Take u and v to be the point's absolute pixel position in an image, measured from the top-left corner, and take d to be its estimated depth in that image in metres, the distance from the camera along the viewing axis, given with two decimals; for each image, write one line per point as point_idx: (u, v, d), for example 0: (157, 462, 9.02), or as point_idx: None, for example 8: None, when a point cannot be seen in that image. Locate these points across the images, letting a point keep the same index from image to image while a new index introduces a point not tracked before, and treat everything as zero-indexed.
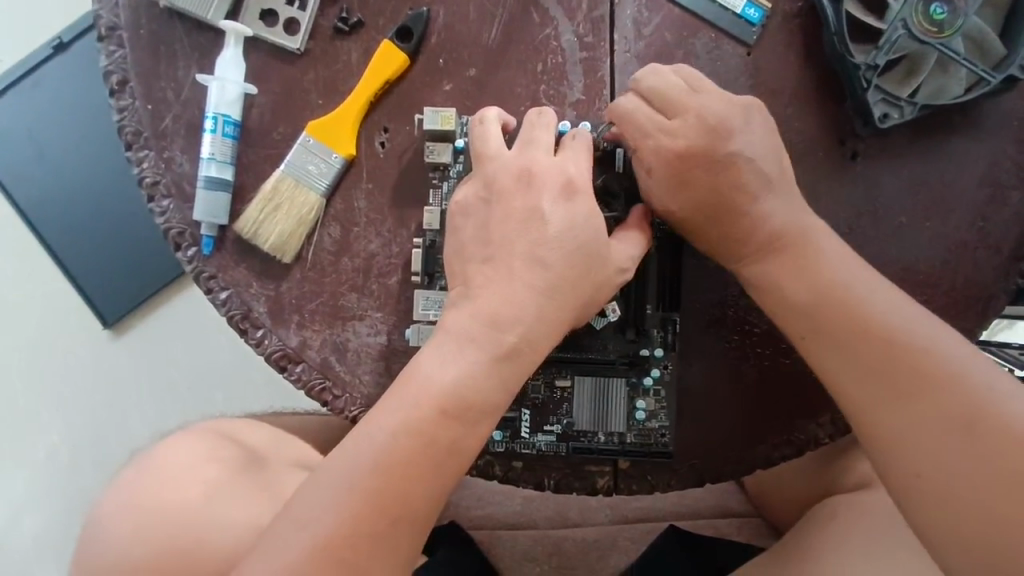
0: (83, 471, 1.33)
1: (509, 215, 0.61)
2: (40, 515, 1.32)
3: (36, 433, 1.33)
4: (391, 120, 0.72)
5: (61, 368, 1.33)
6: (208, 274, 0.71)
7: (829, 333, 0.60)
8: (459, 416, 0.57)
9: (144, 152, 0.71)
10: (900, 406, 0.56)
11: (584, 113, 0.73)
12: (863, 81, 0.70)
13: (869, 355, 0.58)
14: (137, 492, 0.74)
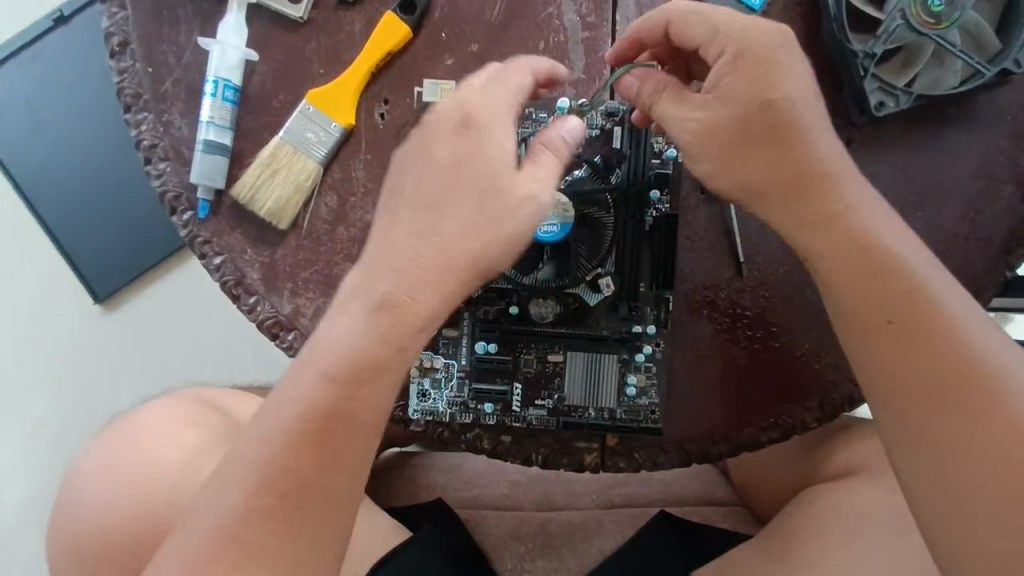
0: (69, 444, 1.32)
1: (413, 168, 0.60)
2: (25, 487, 1.31)
3: (23, 405, 1.32)
4: (391, 92, 0.73)
5: (49, 341, 1.33)
6: (202, 239, 0.71)
7: (904, 329, 0.56)
8: (349, 376, 0.56)
9: (142, 115, 0.71)
10: (961, 418, 0.54)
11: (584, 92, 0.73)
12: (860, 70, 0.71)
13: (939, 362, 0.55)
14: (118, 457, 0.76)
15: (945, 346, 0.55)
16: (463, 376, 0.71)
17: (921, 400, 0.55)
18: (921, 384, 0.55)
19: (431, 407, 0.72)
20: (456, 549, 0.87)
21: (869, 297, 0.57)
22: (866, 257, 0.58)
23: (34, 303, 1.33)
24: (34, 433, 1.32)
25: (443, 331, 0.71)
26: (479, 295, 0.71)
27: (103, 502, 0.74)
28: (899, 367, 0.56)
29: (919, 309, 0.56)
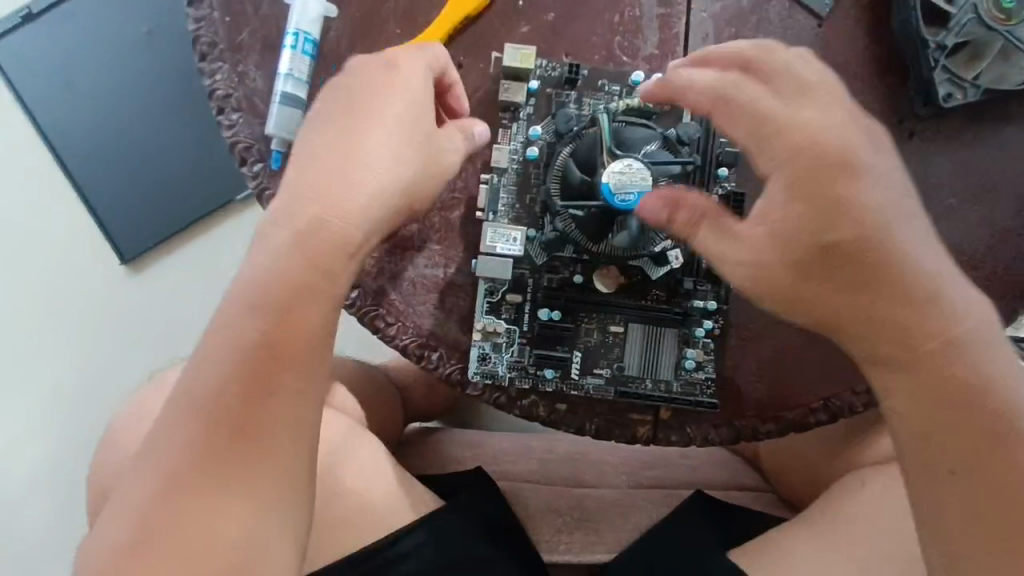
0: (84, 407, 1.27)
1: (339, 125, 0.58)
2: (35, 448, 1.26)
3: (38, 364, 1.27)
4: (466, 56, 0.73)
5: (65, 299, 1.28)
6: (271, 191, 0.70)
7: (914, 369, 0.56)
8: (289, 283, 0.55)
9: (217, 64, 0.70)
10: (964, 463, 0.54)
11: (657, 67, 0.74)
12: (930, 60, 0.72)
13: (946, 404, 0.55)
14: (146, 414, 0.68)
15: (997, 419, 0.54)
16: (525, 342, 0.72)
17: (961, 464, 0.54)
18: (965, 450, 0.54)
19: (491, 371, 0.72)
20: (491, 520, 0.84)
21: (921, 390, 0.56)
22: (923, 353, 0.56)
23: (50, 258, 1.28)
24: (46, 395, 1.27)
25: (507, 296, 0.72)
26: (545, 263, 0.72)
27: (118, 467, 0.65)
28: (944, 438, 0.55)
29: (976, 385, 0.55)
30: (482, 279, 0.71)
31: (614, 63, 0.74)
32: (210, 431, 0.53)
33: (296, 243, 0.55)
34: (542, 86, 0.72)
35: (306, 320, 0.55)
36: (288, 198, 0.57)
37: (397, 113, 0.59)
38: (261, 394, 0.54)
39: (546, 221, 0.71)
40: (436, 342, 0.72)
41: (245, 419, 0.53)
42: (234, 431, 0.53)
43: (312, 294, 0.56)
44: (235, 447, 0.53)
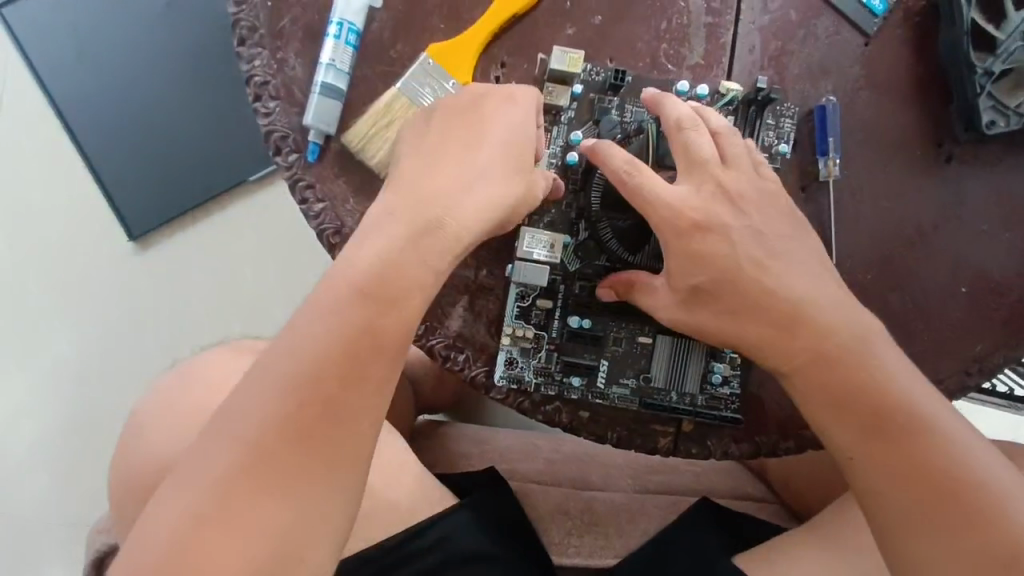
0: (89, 383, 1.24)
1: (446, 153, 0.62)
2: (36, 421, 1.23)
3: (42, 336, 1.24)
4: (509, 56, 0.72)
5: (72, 272, 1.25)
6: (305, 183, 0.70)
7: (834, 396, 0.60)
8: (335, 283, 0.56)
9: (256, 50, 0.69)
10: (907, 479, 0.57)
11: (701, 76, 0.74)
12: (975, 86, 0.72)
13: (873, 424, 0.59)
14: (174, 396, 0.67)
15: (919, 455, 0.57)
16: (553, 349, 0.72)
17: (892, 495, 0.57)
18: (892, 483, 0.57)
19: (517, 375, 0.72)
20: (500, 525, 0.83)
21: (849, 432, 0.59)
22: (851, 401, 0.59)
23: (61, 228, 1.25)
24: (49, 368, 1.24)
25: (537, 301, 0.71)
26: (578, 270, 0.71)
27: (148, 444, 0.65)
28: (874, 472, 0.58)
29: (898, 424, 0.58)
30: (514, 283, 0.70)
31: (658, 70, 0.73)
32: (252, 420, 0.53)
33: (409, 242, 0.58)
34: (586, 90, 0.71)
35: (349, 315, 0.55)
36: (408, 198, 0.60)
37: (508, 141, 0.62)
38: (303, 383, 0.53)
39: (581, 227, 0.71)
40: (463, 343, 0.72)
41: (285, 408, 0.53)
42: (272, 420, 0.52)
43: (350, 290, 0.55)
44: (273, 438, 0.52)
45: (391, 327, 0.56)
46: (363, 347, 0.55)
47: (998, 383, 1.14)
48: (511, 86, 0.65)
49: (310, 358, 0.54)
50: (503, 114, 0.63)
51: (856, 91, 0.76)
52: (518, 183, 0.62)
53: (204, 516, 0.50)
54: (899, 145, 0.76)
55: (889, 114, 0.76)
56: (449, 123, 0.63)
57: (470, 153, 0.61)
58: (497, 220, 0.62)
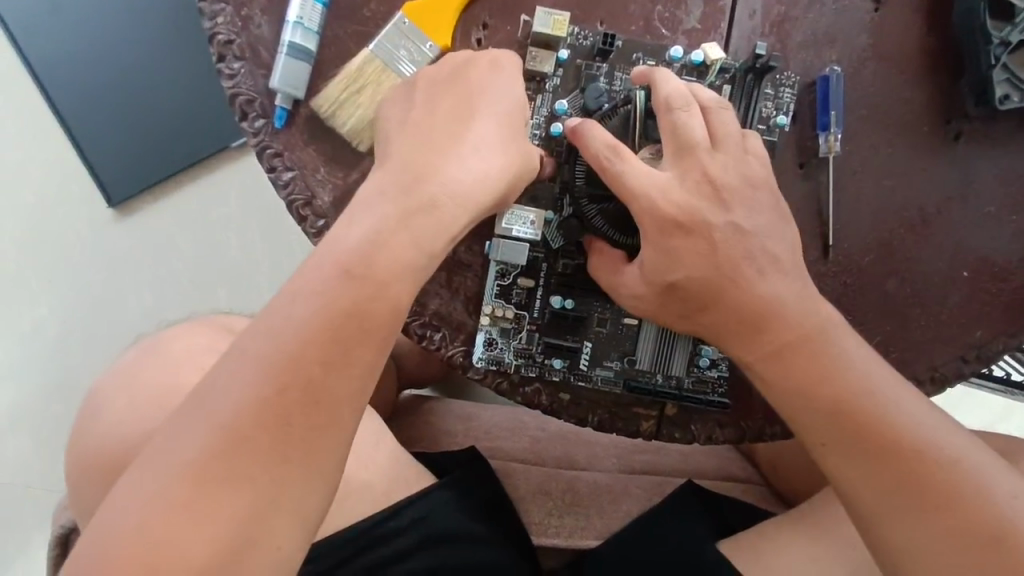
0: (70, 351, 1.22)
1: (427, 125, 0.57)
2: (18, 388, 1.21)
3: (20, 303, 1.21)
4: (492, 16, 0.67)
5: (48, 239, 1.21)
6: (273, 151, 0.66)
7: (798, 380, 0.58)
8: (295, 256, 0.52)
9: (219, 6, 0.65)
10: (874, 459, 0.55)
11: (697, 43, 0.69)
12: (989, 57, 0.67)
13: (836, 404, 0.56)
14: (136, 374, 0.65)
15: (888, 435, 0.55)
16: (534, 330, 0.69)
17: (865, 480, 0.55)
18: (864, 466, 0.55)
19: (496, 356, 0.69)
20: (476, 507, 0.81)
21: (816, 416, 0.57)
22: (816, 384, 0.57)
23: (35, 194, 1.21)
24: (28, 337, 1.21)
25: (518, 280, 0.68)
26: (562, 248, 0.68)
27: (112, 418, 0.62)
28: (844, 458, 0.56)
29: (865, 407, 0.56)
30: (494, 261, 0.67)
31: (651, 35, 0.69)
32: (229, 401, 0.47)
33: (403, 220, 0.53)
34: (572, 56, 0.66)
35: (327, 294, 0.49)
36: (396, 174, 0.55)
37: (494, 111, 0.58)
38: (282, 367, 0.48)
39: (566, 203, 0.67)
40: (439, 322, 0.69)
41: (261, 393, 0.47)
42: (249, 403, 0.47)
43: (333, 272, 0.50)
44: (253, 422, 0.47)
45: (381, 310, 0.51)
46: (347, 331, 0.49)
47: (995, 368, 1.11)
48: (491, 51, 0.60)
49: (287, 342, 0.48)
50: (492, 84, 0.59)
51: (863, 62, 0.71)
52: (505, 154, 0.57)
53: (172, 507, 0.44)
54: (905, 121, 0.71)
55: (896, 87, 0.71)
56: (430, 92, 0.59)
57: (462, 123, 0.57)
58: (485, 196, 0.57)
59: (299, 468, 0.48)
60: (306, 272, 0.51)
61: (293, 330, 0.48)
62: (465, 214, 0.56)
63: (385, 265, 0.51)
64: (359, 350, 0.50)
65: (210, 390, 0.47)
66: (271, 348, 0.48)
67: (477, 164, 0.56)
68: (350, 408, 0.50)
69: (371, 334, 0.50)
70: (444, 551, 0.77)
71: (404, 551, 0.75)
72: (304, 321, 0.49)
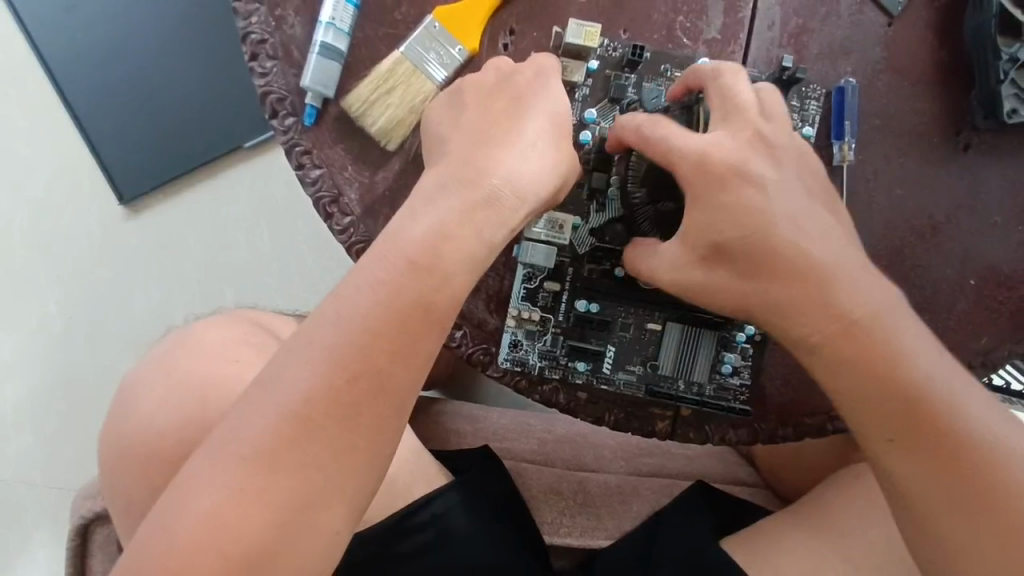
0: (78, 346, 1.21)
1: (466, 127, 0.59)
2: (24, 383, 1.21)
3: (30, 297, 1.21)
4: (519, 23, 0.69)
5: (61, 235, 1.21)
6: (302, 148, 0.67)
7: (845, 364, 0.58)
8: None
9: (254, 5, 0.66)
10: (915, 439, 0.56)
11: (716, 52, 0.71)
12: (999, 72, 0.69)
13: (879, 387, 0.57)
14: (167, 368, 0.65)
15: (933, 414, 0.56)
16: (559, 333, 0.70)
17: (907, 462, 0.56)
18: (932, 466, 0.55)
19: (521, 359, 0.70)
20: (495, 502, 0.82)
21: (882, 411, 0.57)
22: (891, 379, 0.56)
23: (47, 187, 1.21)
24: (38, 331, 1.22)
25: (546, 283, 0.69)
26: (588, 254, 0.69)
27: (143, 407, 0.63)
28: (912, 456, 0.56)
29: (910, 390, 0.56)
30: (522, 264, 0.69)
31: (673, 44, 0.71)
32: (289, 386, 0.48)
33: (451, 212, 0.54)
34: (602, 66, 0.68)
35: (383, 281, 0.51)
36: (445, 171, 0.56)
37: (540, 111, 0.59)
38: (339, 351, 0.49)
39: (592, 209, 0.69)
40: (460, 320, 0.70)
41: (317, 377, 0.48)
42: (302, 387, 0.48)
43: (385, 258, 0.51)
44: (316, 409, 0.48)
45: (426, 305, 0.51)
46: (395, 318, 0.50)
47: (993, 376, 1.13)
48: (536, 59, 0.61)
49: (336, 331, 0.49)
50: (531, 84, 0.60)
51: (877, 73, 0.73)
52: (557, 153, 0.58)
53: (242, 493, 0.46)
54: (916, 132, 0.74)
55: (909, 99, 0.73)
56: (473, 97, 0.60)
57: (505, 121, 0.58)
58: (537, 192, 0.57)
59: (356, 455, 0.49)
60: (360, 264, 0.52)
61: (347, 316, 0.50)
62: (521, 205, 0.56)
63: (436, 254, 0.52)
64: (402, 345, 0.50)
65: (271, 374, 0.49)
66: (324, 335, 0.49)
67: (523, 161, 0.56)
68: (394, 399, 0.50)
69: (420, 321, 0.51)
70: (462, 549, 0.77)
71: (425, 547, 0.76)
72: (355, 307, 0.50)
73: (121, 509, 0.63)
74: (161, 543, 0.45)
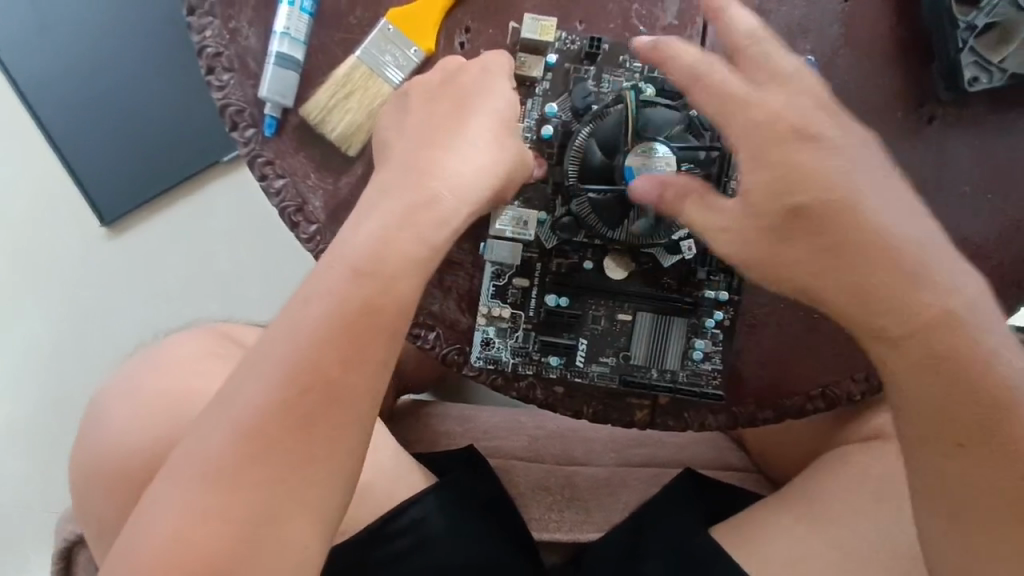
0: (65, 368, 1.22)
1: (419, 130, 0.58)
2: (12, 408, 1.21)
3: (14, 323, 1.21)
4: (474, 20, 0.69)
5: (43, 259, 1.22)
6: (264, 159, 0.67)
7: (888, 331, 0.55)
8: None
9: (208, 19, 0.67)
10: (948, 410, 0.54)
11: (674, 39, 0.71)
12: (957, 41, 0.69)
13: (919, 352, 0.55)
14: (137, 385, 0.65)
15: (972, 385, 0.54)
16: (530, 329, 0.70)
17: (934, 433, 0.55)
18: (940, 418, 0.54)
19: (493, 356, 0.70)
20: (480, 502, 0.82)
21: (921, 377, 0.55)
22: (907, 328, 0.55)
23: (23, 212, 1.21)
24: (24, 356, 1.21)
25: (514, 280, 0.69)
26: (555, 248, 0.69)
27: (115, 423, 0.63)
28: (940, 426, 0.54)
29: (954, 358, 0.54)
30: (489, 262, 0.69)
31: (630, 33, 0.70)
32: (250, 399, 0.48)
33: (399, 216, 0.54)
34: (561, 60, 0.68)
35: (336, 290, 0.51)
36: (393, 174, 0.56)
37: (487, 112, 0.58)
38: (296, 363, 0.49)
39: (558, 204, 0.68)
40: (433, 322, 0.71)
41: (276, 389, 0.48)
42: (262, 400, 0.48)
43: (339, 267, 0.51)
44: (276, 420, 0.48)
45: (383, 306, 0.52)
46: (353, 324, 0.50)
47: None
48: (482, 58, 0.61)
49: (295, 341, 0.49)
50: (480, 83, 0.60)
51: (836, 51, 0.73)
52: (505, 153, 0.58)
53: (205, 510, 0.46)
54: (879, 107, 0.73)
55: (871, 74, 0.73)
56: (427, 94, 0.60)
57: (452, 122, 0.58)
58: (487, 194, 0.57)
59: (321, 466, 0.49)
60: (317, 273, 0.52)
61: (305, 324, 0.50)
62: (465, 207, 0.56)
63: (391, 259, 0.52)
64: (364, 352, 0.51)
65: (232, 388, 0.49)
66: (280, 346, 0.49)
67: (467, 164, 0.56)
68: (355, 408, 0.50)
69: (380, 325, 0.51)
70: (443, 552, 0.77)
71: (405, 552, 0.75)
72: (311, 316, 0.50)
73: (98, 529, 0.63)
74: (125, 560, 0.45)
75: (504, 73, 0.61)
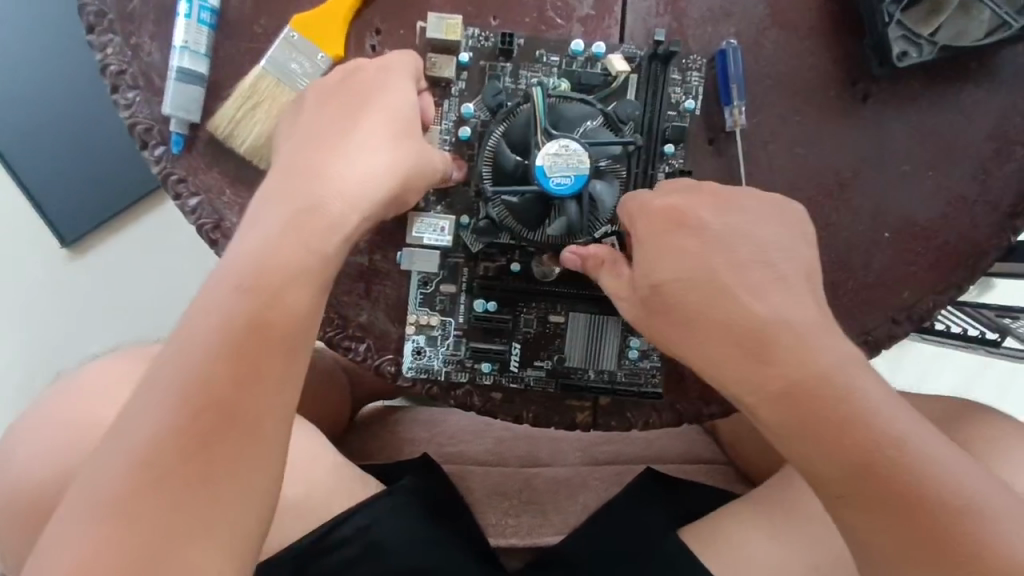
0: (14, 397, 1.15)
1: (314, 135, 0.56)
2: None
3: None
4: (384, 22, 0.67)
5: None
6: (176, 177, 0.65)
7: (799, 433, 0.50)
8: None
9: (108, 36, 0.65)
10: (878, 508, 0.48)
11: (593, 30, 0.69)
12: (884, 14, 0.67)
13: (828, 445, 0.49)
14: (57, 416, 0.64)
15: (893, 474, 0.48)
16: (461, 335, 0.68)
17: (880, 536, 0.49)
18: (877, 518, 0.48)
19: (425, 365, 0.69)
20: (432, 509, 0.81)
21: (839, 477, 0.49)
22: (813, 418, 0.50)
23: None
24: None
25: (440, 287, 0.68)
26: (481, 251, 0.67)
27: (31, 455, 0.62)
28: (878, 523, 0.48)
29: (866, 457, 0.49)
30: (415, 271, 0.68)
31: (546, 26, 0.68)
32: (140, 426, 0.47)
33: (287, 226, 0.52)
34: (475, 58, 0.66)
35: (227, 309, 0.49)
36: (282, 178, 0.55)
37: (383, 110, 0.57)
38: (186, 388, 0.48)
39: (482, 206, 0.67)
40: (362, 333, 0.69)
41: (165, 415, 0.47)
42: (150, 426, 0.47)
43: (229, 288, 0.50)
44: (164, 447, 0.46)
45: (275, 324, 0.50)
46: (247, 344, 0.49)
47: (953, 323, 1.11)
48: (384, 56, 0.60)
49: (184, 365, 0.48)
50: (379, 81, 0.58)
51: (762, 32, 0.71)
52: (402, 152, 0.56)
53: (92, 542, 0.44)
54: (810, 87, 0.71)
55: (800, 54, 0.71)
56: (322, 96, 0.58)
57: (347, 123, 0.56)
58: (383, 196, 0.56)
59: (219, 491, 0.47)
60: (209, 294, 0.51)
61: (194, 347, 0.48)
62: (355, 210, 0.55)
63: (286, 275, 0.51)
64: (259, 372, 0.49)
65: (123, 417, 0.48)
66: (170, 372, 0.48)
67: (357, 163, 0.55)
68: (254, 429, 0.49)
69: (275, 344, 0.50)
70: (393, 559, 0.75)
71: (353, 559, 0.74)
72: (201, 339, 0.49)
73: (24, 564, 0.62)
74: None
75: (406, 72, 0.59)
